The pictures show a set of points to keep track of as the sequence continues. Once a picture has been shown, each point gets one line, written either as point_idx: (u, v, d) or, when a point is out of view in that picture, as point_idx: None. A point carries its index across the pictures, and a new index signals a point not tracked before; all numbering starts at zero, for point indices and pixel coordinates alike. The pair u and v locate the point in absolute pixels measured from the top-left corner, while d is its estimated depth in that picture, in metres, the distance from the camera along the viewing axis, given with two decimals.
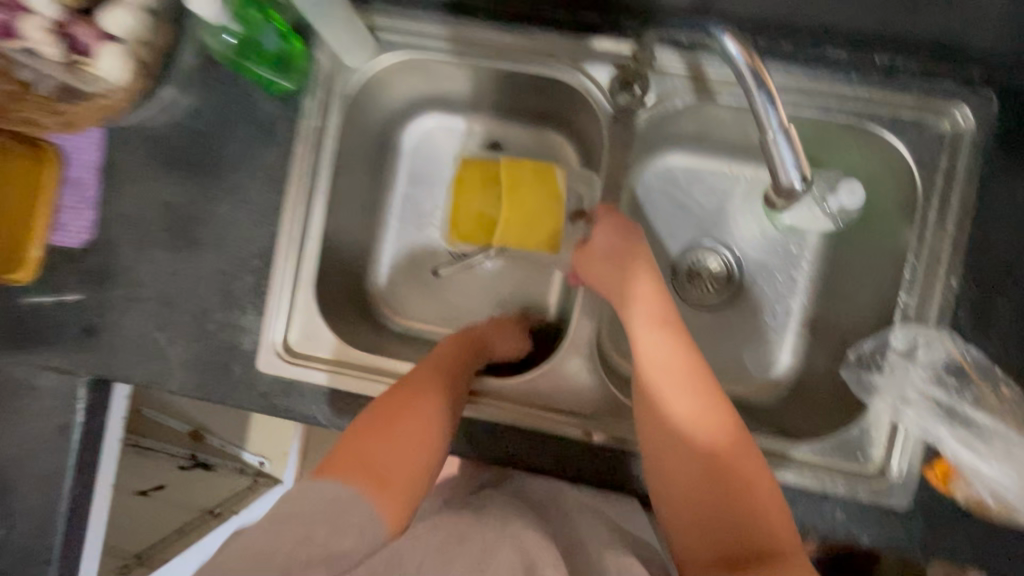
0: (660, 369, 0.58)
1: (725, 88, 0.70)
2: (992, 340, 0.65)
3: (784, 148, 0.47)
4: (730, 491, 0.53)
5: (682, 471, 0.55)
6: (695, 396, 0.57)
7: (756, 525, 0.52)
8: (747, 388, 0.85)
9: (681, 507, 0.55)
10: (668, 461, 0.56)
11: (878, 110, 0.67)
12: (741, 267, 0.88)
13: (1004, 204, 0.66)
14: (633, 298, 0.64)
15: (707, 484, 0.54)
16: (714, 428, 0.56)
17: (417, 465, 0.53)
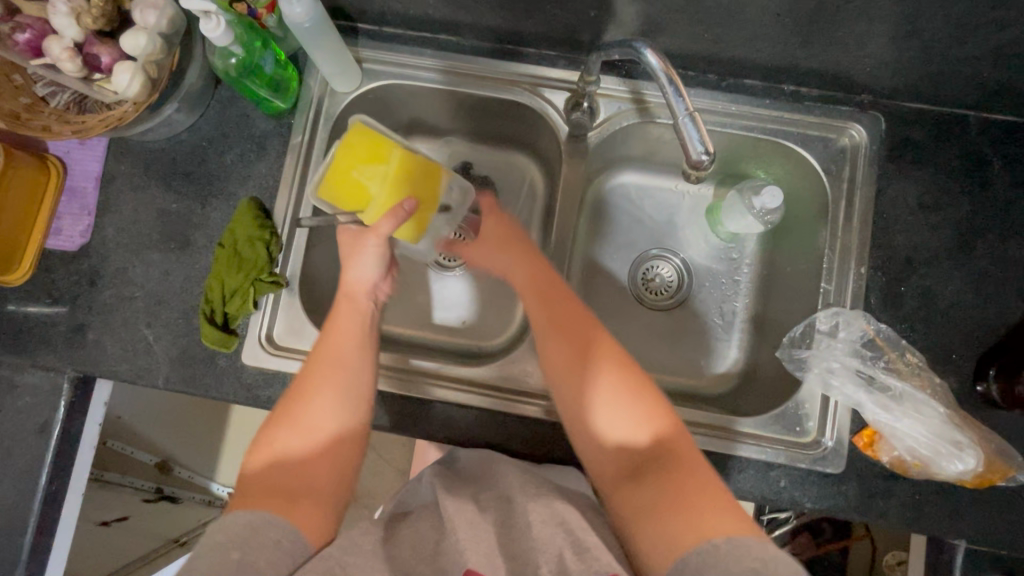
0: (559, 344, 0.69)
1: (663, 110, 0.82)
2: (899, 318, 0.75)
3: (691, 128, 0.55)
4: (626, 408, 0.64)
5: (585, 406, 0.65)
6: (580, 340, 0.68)
7: (662, 446, 0.62)
8: (700, 380, 0.93)
9: (600, 451, 0.64)
10: (575, 398, 0.66)
11: (790, 128, 0.80)
12: (690, 272, 0.98)
13: (900, 205, 0.78)
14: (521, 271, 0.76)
15: (608, 409, 0.64)
16: (610, 381, 0.65)
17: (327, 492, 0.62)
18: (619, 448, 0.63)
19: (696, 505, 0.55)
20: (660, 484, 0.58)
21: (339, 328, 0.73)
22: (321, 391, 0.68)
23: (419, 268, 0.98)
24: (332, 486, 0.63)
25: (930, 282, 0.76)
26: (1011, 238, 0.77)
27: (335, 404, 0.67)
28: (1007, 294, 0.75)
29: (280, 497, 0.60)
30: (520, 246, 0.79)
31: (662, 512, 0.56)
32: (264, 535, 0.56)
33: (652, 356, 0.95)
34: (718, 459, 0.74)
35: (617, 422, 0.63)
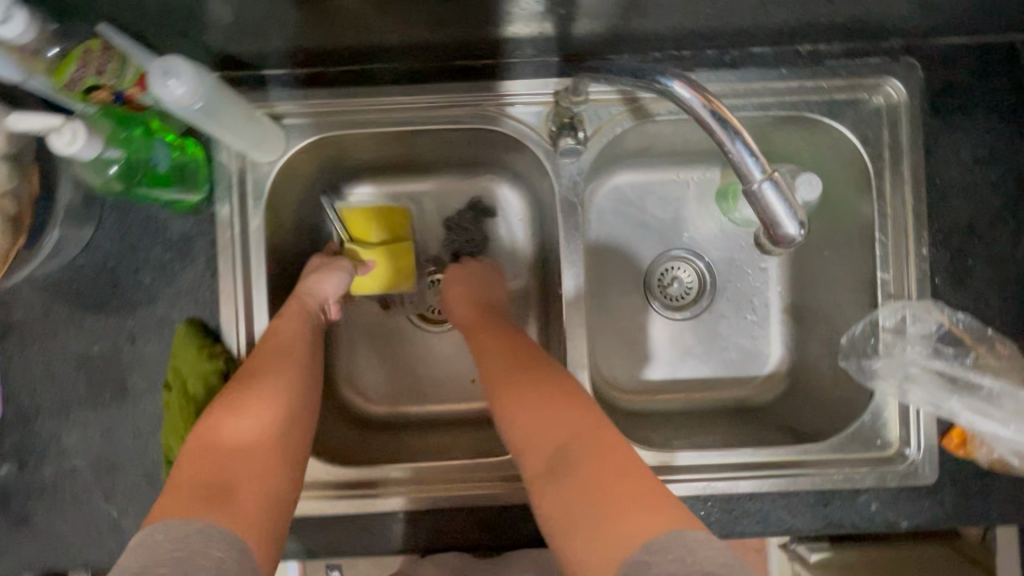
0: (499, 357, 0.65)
1: (660, 105, 0.68)
2: (972, 298, 0.65)
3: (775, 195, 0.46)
4: (551, 394, 0.58)
5: (509, 402, 0.60)
6: (496, 351, 0.66)
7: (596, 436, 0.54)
8: (747, 389, 0.84)
9: (533, 453, 0.55)
10: (499, 396, 0.61)
11: (814, 97, 0.67)
12: (712, 270, 0.86)
13: (952, 163, 0.66)
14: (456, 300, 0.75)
15: (535, 396, 0.58)
16: (542, 381, 0.60)
17: (267, 493, 0.51)
18: (545, 433, 0.55)
19: (635, 498, 0.48)
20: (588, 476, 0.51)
21: (291, 321, 0.65)
22: (271, 377, 0.59)
23: (408, 333, 0.84)
24: (280, 480, 0.53)
25: (1001, 250, 0.66)
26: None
27: (297, 386, 0.59)
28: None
29: (210, 490, 0.49)
30: (482, 290, 0.75)
31: (593, 508, 0.49)
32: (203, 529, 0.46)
33: (688, 373, 0.85)
34: (800, 496, 0.66)
35: (557, 421, 0.56)
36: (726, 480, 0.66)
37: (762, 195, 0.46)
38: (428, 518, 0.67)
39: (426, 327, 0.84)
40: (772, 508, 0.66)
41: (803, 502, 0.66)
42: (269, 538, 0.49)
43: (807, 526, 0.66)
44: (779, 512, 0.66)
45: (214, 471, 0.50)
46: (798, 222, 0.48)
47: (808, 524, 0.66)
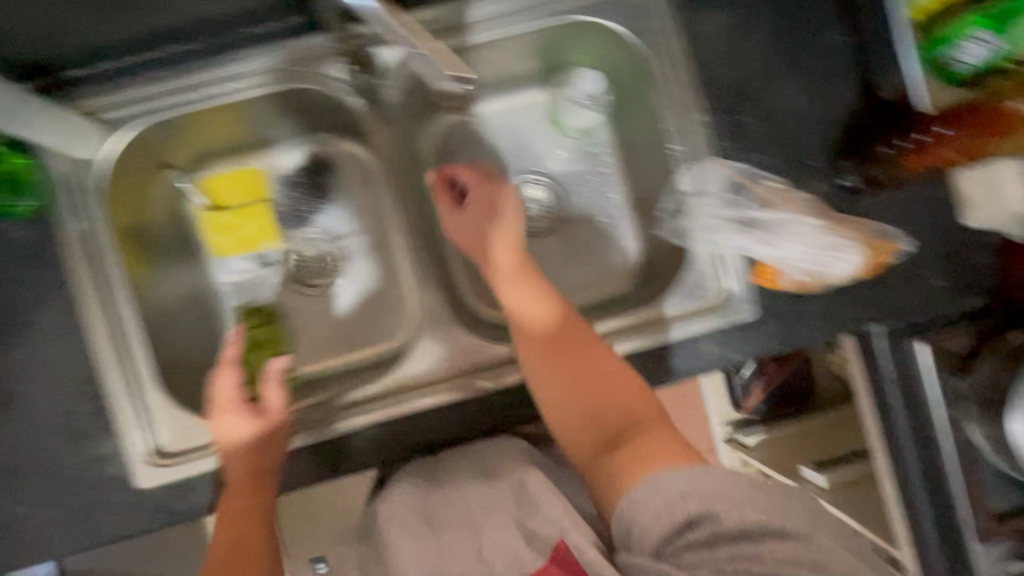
0: (530, 339, 0.70)
1: (448, 35, 0.75)
2: (749, 149, 0.75)
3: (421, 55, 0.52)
4: (602, 368, 0.67)
5: (544, 376, 0.68)
6: (531, 303, 0.70)
7: (640, 407, 0.65)
8: (613, 283, 0.91)
9: (568, 426, 0.66)
10: (535, 372, 0.69)
11: (577, 3, 0.76)
12: (561, 186, 0.93)
13: (710, 34, 0.75)
14: (501, 244, 0.73)
15: (561, 372, 0.67)
16: (586, 351, 0.68)
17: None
18: (592, 403, 0.66)
19: (659, 452, 0.60)
20: (626, 450, 0.61)
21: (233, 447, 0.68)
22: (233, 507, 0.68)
23: (292, 300, 0.90)
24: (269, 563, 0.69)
25: (767, 103, 0.75)
26: (827, 23, 0.75)
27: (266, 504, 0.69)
28: (843, 79, 0.75)
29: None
30: (494, 252, 0.74)
31: (624, 468, 0.60)
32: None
33: (560, 282, 0.91)
34: (646, 355, 0.74)
35: (615, 373, 0.67)
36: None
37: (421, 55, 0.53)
38: None
39: (308, 292, 0.91)
40: (625, 370, 0.74)
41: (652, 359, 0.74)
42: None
43: (657, 379, 0.74)
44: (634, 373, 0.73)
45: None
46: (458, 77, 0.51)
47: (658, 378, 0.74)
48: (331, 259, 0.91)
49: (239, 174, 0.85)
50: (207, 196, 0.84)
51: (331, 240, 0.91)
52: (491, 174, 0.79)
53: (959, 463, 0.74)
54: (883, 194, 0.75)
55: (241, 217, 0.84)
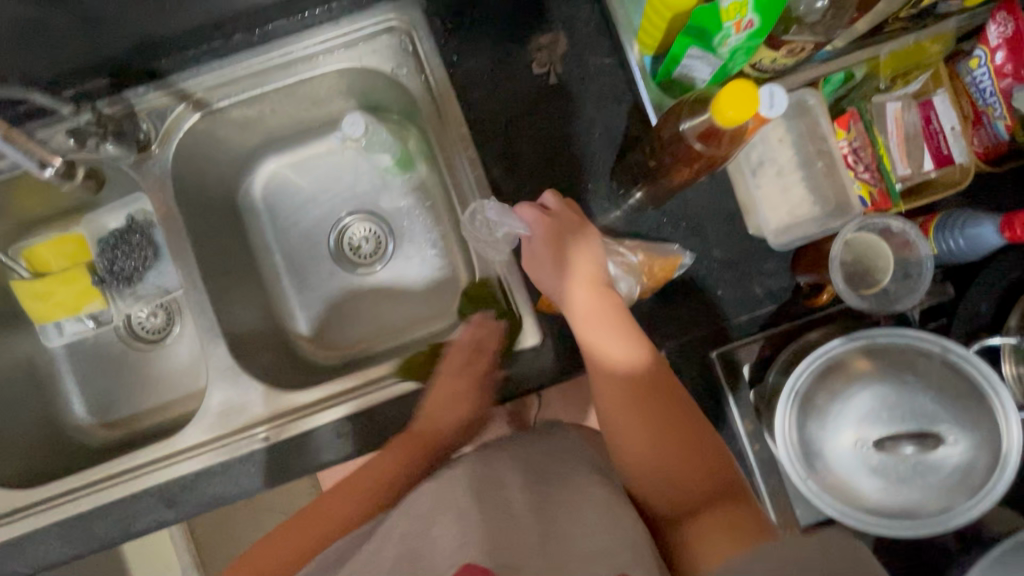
0: (614, 382, 0.62)
1: (215, 93, 0.75)
2: (521, 177, 0.78)
3: None
4: (674, 423, 0.60)
5: (634, 431, 0.60)
6: (622, 348, 0.62)
7: (711, 483, 0.58)
8: (444, 317, 0.89)
9: (650, 477, 0.59)
10: (624, 424, 0.60)
11: (340, 49, 0.77)
12: (385, 223, 0.93)
13: (473, 72, 0.79)
14: (577, 294, 0.65)
15: (642, 411, 0.60)
16: (651, 409, 0.60)
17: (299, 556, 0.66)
18: (669, 465, 0.58)
19: (737, 528, 0.54)
20: (714, 521, 0.55)
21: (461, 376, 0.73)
22: (351, 480, 0.70)
23: (127, 357, 0.91)
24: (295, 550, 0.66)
25: (536, 131, 0.78)
26: (587, 52, 0.79)
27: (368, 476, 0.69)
28: (607, 102, 0.78)
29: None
30: (575, 264, 0.67)
31: (717, 538, 0.54)
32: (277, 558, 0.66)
33: (392, 318, 0.91)
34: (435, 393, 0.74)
35: (695, 438, 0.60)
36: (376, 391, 0.74)
37: None
38: (122, 508, 0.73)
39: (141, 348, 0.91)
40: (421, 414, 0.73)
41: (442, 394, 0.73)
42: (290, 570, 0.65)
43: None
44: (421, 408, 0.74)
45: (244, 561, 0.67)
46: None
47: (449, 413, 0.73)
48: (162, 314, 0.92)
49: (54, 240, 0.87)
50: (22, 265, 0.86)
51: (159, 295, 0.91)
52: (567, 222, 0.68)
53: (762, 471, 0.74)
54: (663, 209, 0.76)
55: (59, 283, 0.86)
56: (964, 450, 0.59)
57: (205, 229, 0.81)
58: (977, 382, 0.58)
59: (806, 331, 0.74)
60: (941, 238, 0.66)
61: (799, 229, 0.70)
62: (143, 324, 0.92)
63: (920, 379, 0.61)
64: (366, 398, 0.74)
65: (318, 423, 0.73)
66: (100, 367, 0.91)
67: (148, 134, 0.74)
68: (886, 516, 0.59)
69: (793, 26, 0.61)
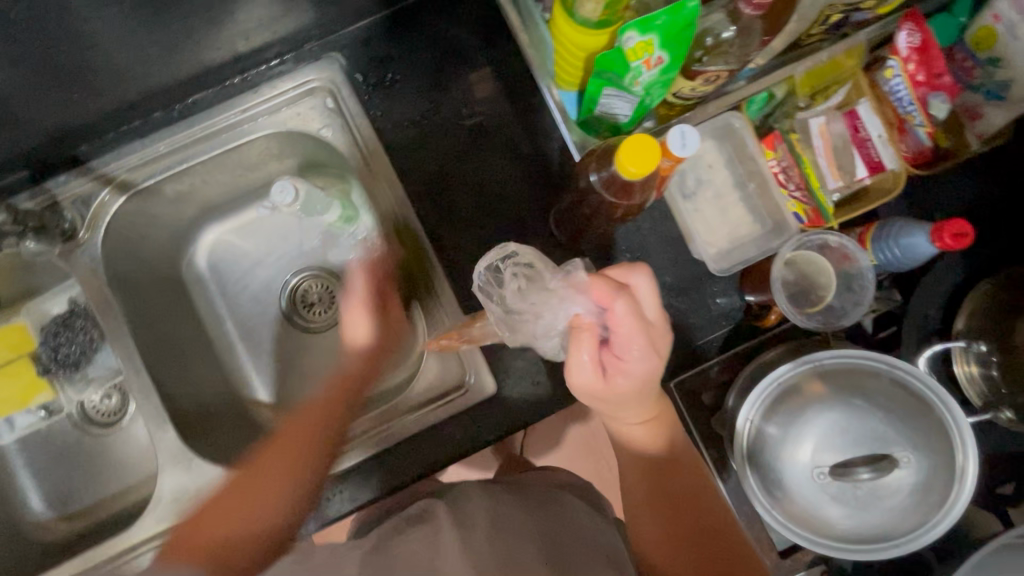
0: (638, 475, 0.57)
1: (138, 174, 0.74)
2: (460, 225, 0.77)
3: None
4: (703, 525, 0.55)
5: (661, 535, 0.54)
6: (658, 433, 0.57)
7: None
8: (401, 369, 0.86)
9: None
10: (652, 523, 0.55)
11: (261, 116, 0.76)
12: (335, 278, 0.90)
13: (399, 123, 0.78)
14: (634, 372, 0.51)
15: (672, 510, 0.55)
16: (681, 508, 0.55)
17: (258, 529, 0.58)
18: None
19: None
20: None
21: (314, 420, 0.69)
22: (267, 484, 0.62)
23: (80, 445, 0.88)
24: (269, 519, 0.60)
25: (470, 177, 0.77)
26: (512, 93, 0.78)
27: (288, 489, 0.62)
28: (537, 141, 0.78)
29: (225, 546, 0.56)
30: (628, 330, 0.50)
31: None
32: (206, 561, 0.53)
33: None
34: (396, 450, 0.75)
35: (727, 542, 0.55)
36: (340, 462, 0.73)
37: None
38: None
39: (93, 435, 0.88)
40: (389, 473, 0.74)
41: (407, 458, 0.75)
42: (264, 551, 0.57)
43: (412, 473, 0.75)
44: (385, 474, 0.74)
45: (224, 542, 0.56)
46: None
47: (414, 473, 0.75)
48: (111, 397, 0.89)
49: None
50: None
51: (106, 379, 0.88)
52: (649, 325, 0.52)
53: (733, 500, 0.72)
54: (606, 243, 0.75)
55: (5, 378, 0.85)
56: (919, 471, 0.60)
57: (145, 308, 0.80)
58: (931, 403, 0.58)
59: (762, 352, 0.73)
60: (878, 248, 0.66)
61: (738, 250, 0.70)
62: (92, 411, 0.89)
63: (869, 401, 0.62)
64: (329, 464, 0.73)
65: None
66: (52, 460, 0.88)
67: (72, 223, 0.73)
68: (852, 541, 0.58)
69: (705, 54, 0.60)
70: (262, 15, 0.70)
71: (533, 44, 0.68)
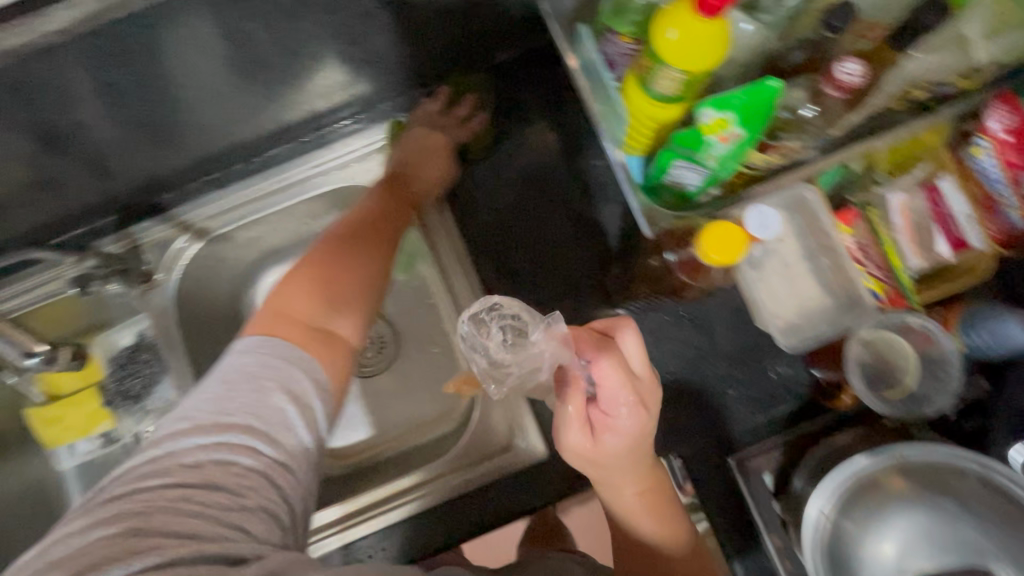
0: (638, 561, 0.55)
1: (218, 221, 0.80)
2: (518, 284, 0.77)
3: None
4: None
5: None
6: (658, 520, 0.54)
7: None
8: (447, 420, 0.86)
9: None
10: None
11: (337, 170, 0.81)
12: (388, 324, 0.91)
13: (462, 180, 0.80)
14: (621, 435, 0.50)
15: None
16: None
17: (356, 288, 0.60)
18: None
19: None
20: None
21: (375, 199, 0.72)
22: (349, 267, 0.61)
23: None
24: (357, 283, 0.60)
25: (530, 235, 0.78)
26: (578, 154, 0.79)
27: (363, 275, 0.61)
28: (602, 203, 0.78)
29: (314, 334, 0.53)
30: (609, 392, 0.49)
31: None
32: (292, 374, 0.49)
33: (398, 421, 0.88)
34: (439, 511, 0.73)
35: None
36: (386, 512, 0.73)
37: None
38: None
39: None
40: (429, 533, 0.73)
41: (458, 514, 0.73)
42: (336, 307, 0.57)
43: (452, 534, 0.72)
44: (435, 525, 0.73)
45: (308, 325, 0.54)
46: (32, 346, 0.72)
47: (459, 532, 0.73)
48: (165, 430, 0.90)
49: None
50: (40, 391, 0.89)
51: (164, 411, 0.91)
52: (640, 376, 0.50)
53: None
54: (665, 308, 0.74)
55: (74, 405, 0.89)
56: None
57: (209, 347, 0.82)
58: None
59: (831, 433, 0.69)
60: (967, 333, 0.65)
61: (810, 328, 0.66)
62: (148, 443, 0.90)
63: (962, 504, 0.56)
64: (371, 519, 0.73)
65: (320, 551, 0.72)
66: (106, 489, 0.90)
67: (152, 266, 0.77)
68: None
69: (782, 129, 0.61)
70: (343, 80, 0.73)
71: (601, 113, 0.63)
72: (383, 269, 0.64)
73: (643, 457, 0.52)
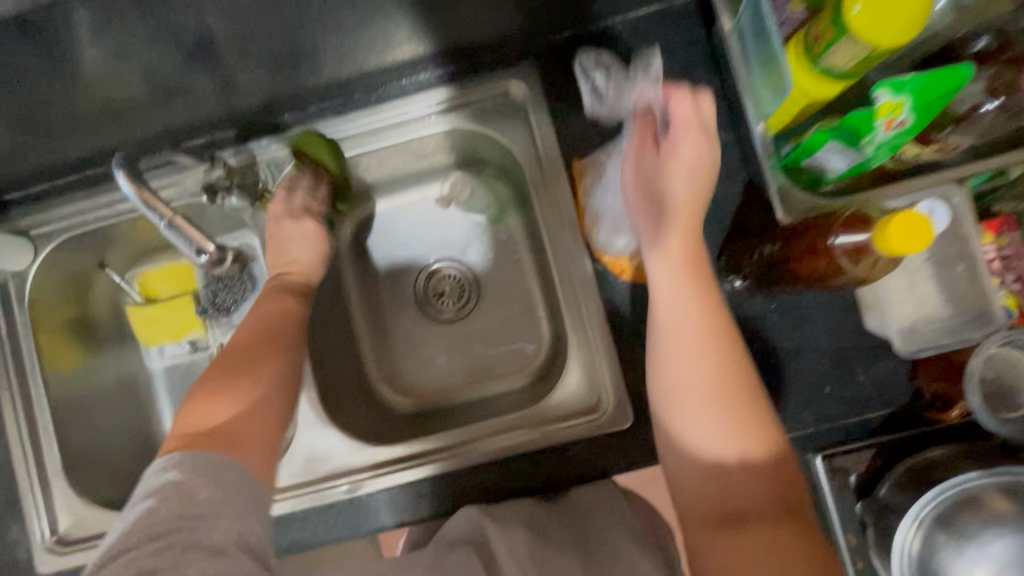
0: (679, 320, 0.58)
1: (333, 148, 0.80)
2: None
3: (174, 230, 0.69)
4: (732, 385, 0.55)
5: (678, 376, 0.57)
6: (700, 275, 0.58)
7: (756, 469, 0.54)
8: (524, 375, 0.87)
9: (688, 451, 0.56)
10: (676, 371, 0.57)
11: (452, 111, 0.80)
12: (474, 274, 0.91)
13: (582, 136, 0.76)
14: (681, 169, 0.58)
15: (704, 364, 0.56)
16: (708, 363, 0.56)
17: (240, 405, 0.57)
18: (718, 416, 0.55)
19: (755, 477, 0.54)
20: (749, 544, 0.53)
21: (254, 320, 0.69)
22: (218, 407, 0.56)
23: None
24: (263, 391, 0.60)
25: None
26: None
27: (258, 392, 0.59)
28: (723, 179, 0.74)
29: (215, 434, 0.53)
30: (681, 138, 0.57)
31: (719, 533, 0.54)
32: (224, 473, 0.49)
33: (474, 369, 0.89)
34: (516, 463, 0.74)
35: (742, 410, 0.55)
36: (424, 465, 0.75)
37: (170, 225, 0.68)
38: None
39: None
40: (502, 479, 0.74)
41: (533, 468, 0.74)
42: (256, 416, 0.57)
43: (524, 487, 0.74)
44: (470, 477, 0.74)
45: (213, 427, 0.54)
46: (196, 249, 0.71)
47: (531, 484, 0.74)
48: None
49: (167, 269, 0.93)
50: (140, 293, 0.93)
51: None
52: (706, 125, 0.58)
53: None
54: (774, 297, 0.72)
55: (168, 310, 0.91)
56: None
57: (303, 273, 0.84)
58: None
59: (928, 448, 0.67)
60: None
61: (922, 333, 0.65)
62: None
63: None
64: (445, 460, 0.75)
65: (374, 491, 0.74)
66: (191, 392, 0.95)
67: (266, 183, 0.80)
68: None
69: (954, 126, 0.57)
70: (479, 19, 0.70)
71: (748, 84, 0.61)
72: (292, 361, 0.65)
73: (693, 207, 0.58)
